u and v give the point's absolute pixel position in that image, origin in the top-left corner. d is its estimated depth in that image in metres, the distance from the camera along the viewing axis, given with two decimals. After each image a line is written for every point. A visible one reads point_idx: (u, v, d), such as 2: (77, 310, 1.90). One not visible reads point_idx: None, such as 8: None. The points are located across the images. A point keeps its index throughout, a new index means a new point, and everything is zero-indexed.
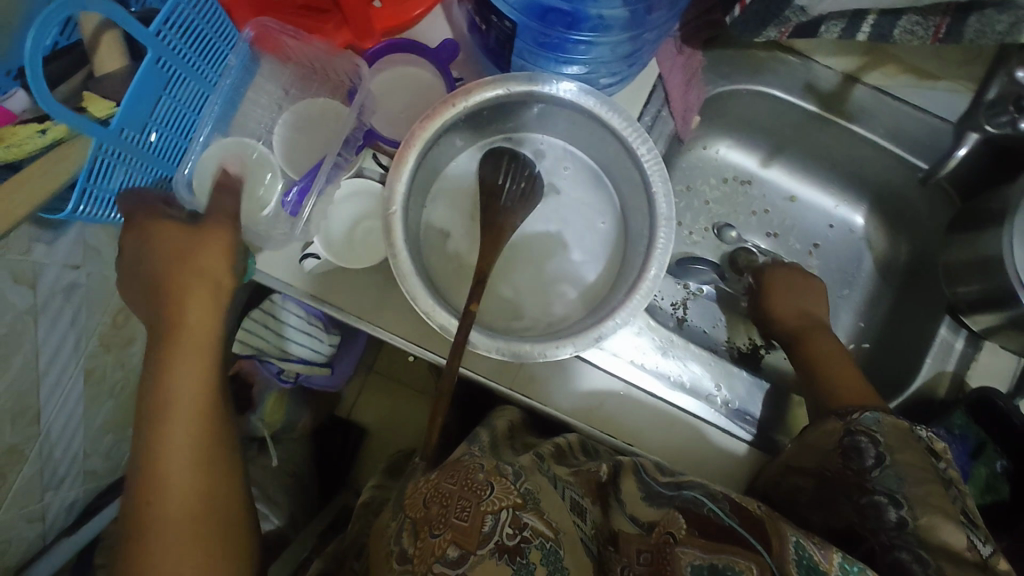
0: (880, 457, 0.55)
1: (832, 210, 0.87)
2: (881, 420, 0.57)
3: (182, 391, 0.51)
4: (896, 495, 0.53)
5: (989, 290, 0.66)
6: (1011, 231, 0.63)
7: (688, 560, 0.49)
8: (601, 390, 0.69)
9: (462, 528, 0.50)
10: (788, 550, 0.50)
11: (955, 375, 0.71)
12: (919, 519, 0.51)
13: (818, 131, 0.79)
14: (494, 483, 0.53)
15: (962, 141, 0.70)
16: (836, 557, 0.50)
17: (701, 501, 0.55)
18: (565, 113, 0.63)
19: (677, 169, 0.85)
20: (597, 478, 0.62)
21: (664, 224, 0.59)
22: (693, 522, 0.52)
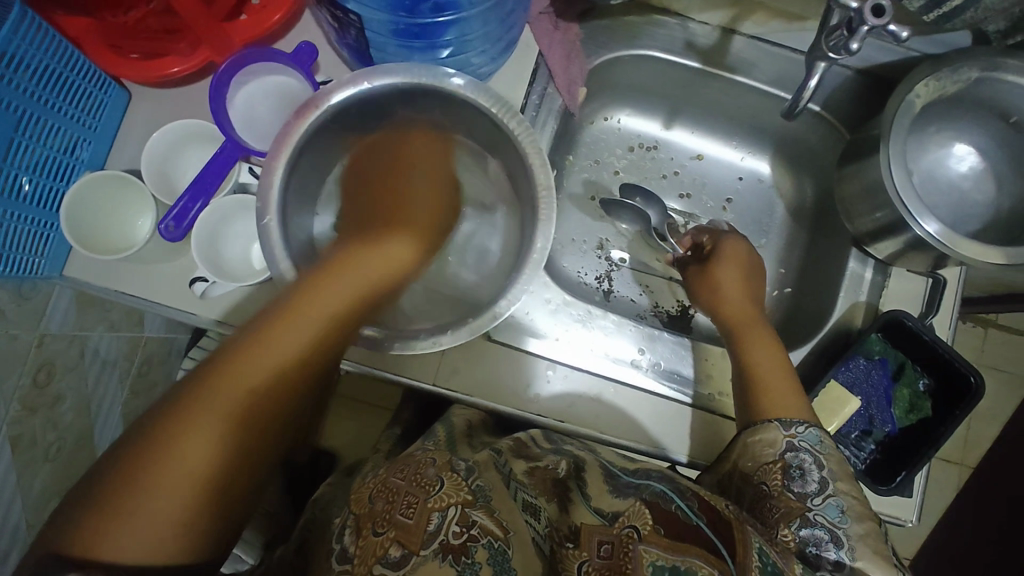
0: (823, 482, 0.55)
1: (739, 162, 0.88)
2: (823, 440, 0.57)
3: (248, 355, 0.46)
4: (836, 531, 0.53)
5: (885, 217, 0.67)
6: (889, 150, 0.64)
7: (649, 560, 0.43)
8: (530, 371, 0.68)
9: (406, 527, 0.46)
10: (750, 556, 0.46)
11: (869, 304, 0.72)
12: (856, 560, 0.51)
13: (707, 86, 0.80)
14: (443, 480, 0.49)
15: (813, 72, 0.57)
16: (796, 566, 0.49)
17: (669, 498, 0.50)
18: (436, 100, 0.62)
19: (579, 145, 0.86)
20: (554, 475, 0.56)
21: (545, 197, 0.59)
22: (661, 519, 0.47)
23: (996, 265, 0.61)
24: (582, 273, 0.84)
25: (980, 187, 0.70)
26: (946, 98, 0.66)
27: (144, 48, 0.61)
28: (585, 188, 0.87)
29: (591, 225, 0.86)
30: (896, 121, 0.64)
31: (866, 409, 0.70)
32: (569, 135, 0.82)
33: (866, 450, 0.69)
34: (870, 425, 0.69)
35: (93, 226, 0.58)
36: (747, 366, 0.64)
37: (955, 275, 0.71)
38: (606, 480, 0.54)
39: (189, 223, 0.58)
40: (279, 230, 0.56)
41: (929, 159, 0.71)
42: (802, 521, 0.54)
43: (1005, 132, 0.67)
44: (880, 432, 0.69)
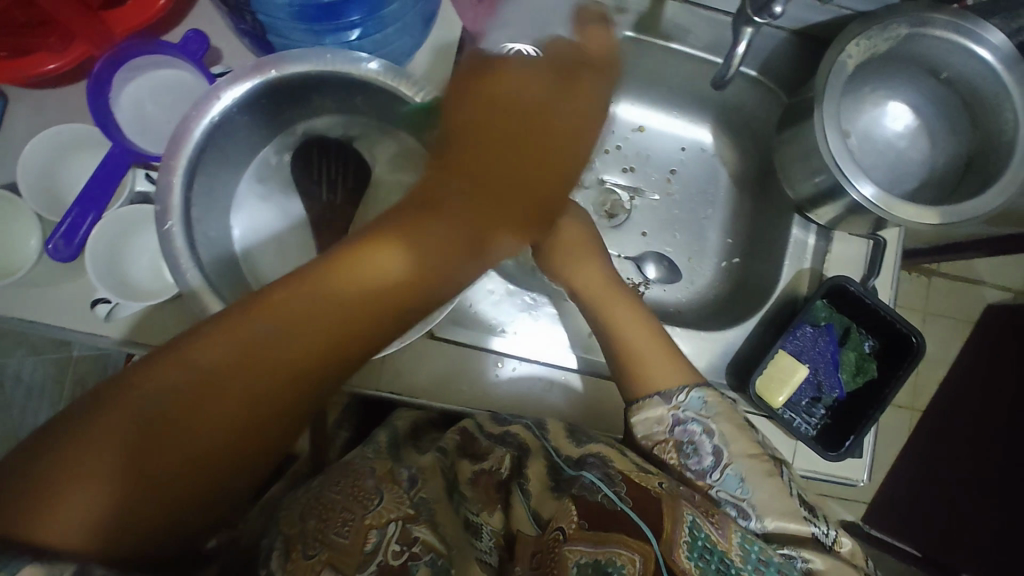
0: (717, 451, 0.53)
1: (681, 132, 0.86)
2: (705, 402, 0.55)
3: (300, 301, 0.40)
4: (742, 503, 0.51)
5: (822, 182, 0.66)
6: (823, 114, 0.63)
7: (574, 557, 0.45)
8: (477, 365, 0.65)
9: (340, 547, 0.45)
10: (679, 530, 0.47)
11: (813, 271, 0.72)
12: (767, 528, 0.50)
13: (643, 55, 0.77)
14: (382, 492, 0.49)
15: (739, 39, 0.54)
16: (734, 536, 0.48)
17: (596, 486, 0.50)
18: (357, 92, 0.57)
19: None
20: (498, 478, 0.55)
21: None
22: (587, 513, 0.48)
23: (929, 225, 0.61)
24: None
25: (915, 145, 0.70)
26: (879, 56, 0.64)
27: (7, 45, 0.53)
28: None
29: None
30: (828, 84, 0.62)
31: (813, 376, 0.69)
32: None
33: (817, 416, 0.69)
34: (819, 392, 0.69)
35: None
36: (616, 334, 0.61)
37: (895, 236, 0.71)
38: (552, 470, 0.54)
39: (81, 240, 0.53)
40: (184, 238, 0.50)
41: (866, 119, 0.70)
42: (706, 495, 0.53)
43: (937, 88, 0.66)
44: (829, 398, 0.69)
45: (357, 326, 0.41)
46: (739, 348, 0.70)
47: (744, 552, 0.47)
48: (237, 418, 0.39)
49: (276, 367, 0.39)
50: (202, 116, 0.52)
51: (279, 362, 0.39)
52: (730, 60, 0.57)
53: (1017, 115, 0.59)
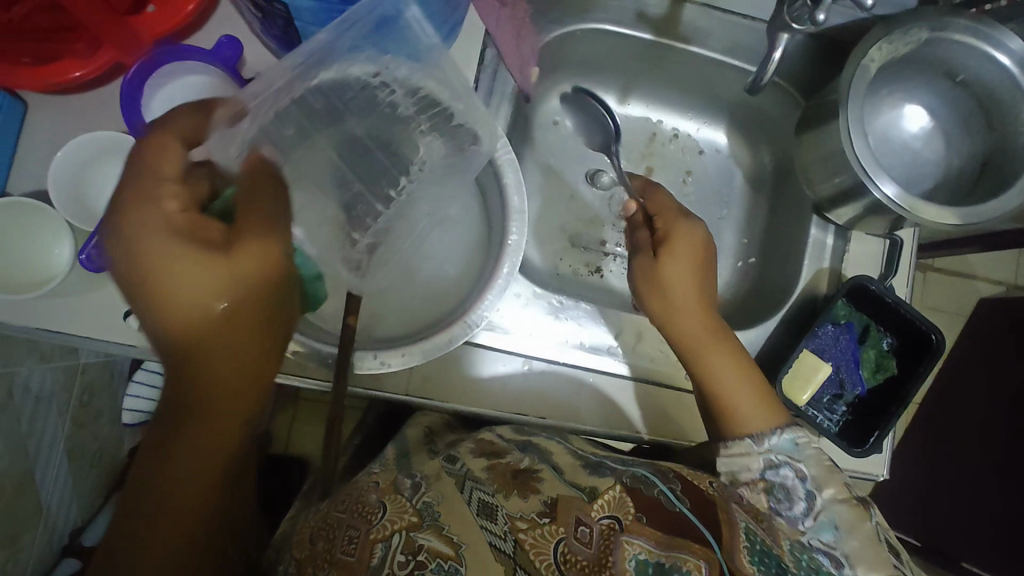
0: (810, 497, 0.55)
1: (696, 134, 0.87)
2: (798, 445, 0.57)
3: (202, 337, 0.42)
4: (834, 550, 0.52)
5: (844, 183, 0.67)
6: (845, 116, 0.64)
7: (632, 550, 0.42)
8: (504, 367, 0.66)
9: (347, 566, 0.42)
10: (738, 536, 0.46)
11: (832, 270, 0.73)
12: (858, 569, 0.51)
13: (661, 57, 0.78)
14: (387, 503, 0.45)
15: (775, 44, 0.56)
16: (787, 545, 0.49)
17: (650, 482, 0.48)
18: None
19: (535, 127, 0.83)
20: (516, 467, 0.48)
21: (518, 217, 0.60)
22: (644, 508, 0.45)
23: (951, 225, 0.62)
24: (554, 261, 0.82)
25: (930, 147, 0.71)
26: (898, 59, 0.66)
27: (34, 51, 0.52)
28: (543, 172, 0.84)
29: (553, 209, 0.83)
30: (852, 87, 0.63)
31: (835, 374, 0.70)
32: (523, 118, 0.79)
33: (838, 412, 0.70)
34: (841, 389, 0.71)
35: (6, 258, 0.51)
36: (705, 369, 0.61)
37: (910, 236, 0.73)
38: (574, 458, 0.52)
39: None
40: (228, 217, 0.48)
41: (883, 122, 0.71)
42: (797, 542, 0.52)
43: (952, 91, 0.68)
44: (851, 395, 0.70)
45: (230, 336, 0.43)
46: (762, 349, 0.71)
47: (795, 558, 0.48)
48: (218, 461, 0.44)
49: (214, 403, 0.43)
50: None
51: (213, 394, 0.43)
52: (763, 66, 0.58)
53: None
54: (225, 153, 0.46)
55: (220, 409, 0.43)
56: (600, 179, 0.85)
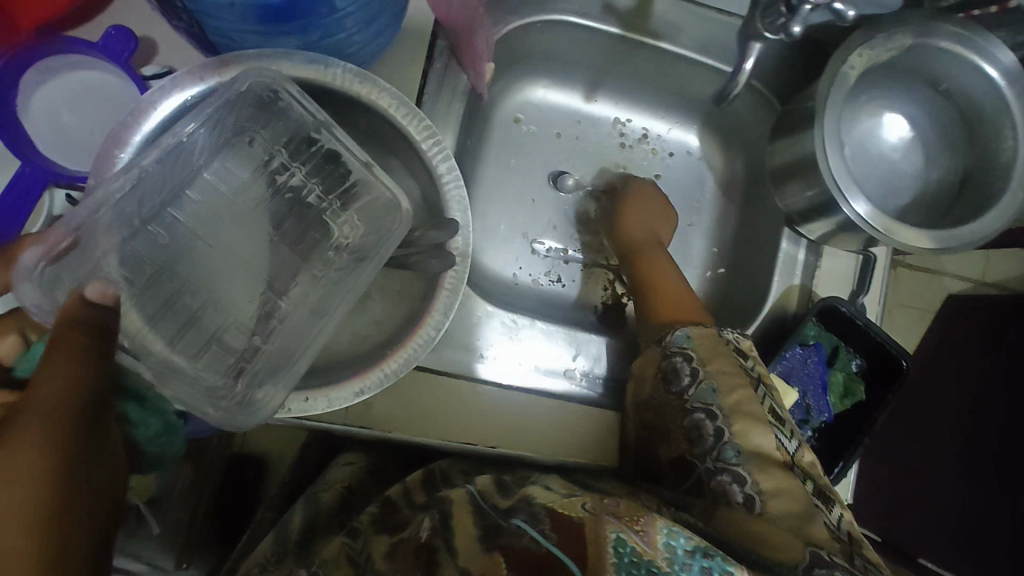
0: (695, 372, 0.55)
1: (666, 134, 0.81)
2: (688, 338, 0.57)
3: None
4: (710, 407, 0.53)
5: (819, 198, 0.63)
6: (823, 129, 0.59)
7: None
8: (448, 391, 0.61)
9: None
10: (606, 554, 0.40)
11: (803, 287, 0.70)
12: (732, 428, 0.51)
13: (630, 53, 0.72)
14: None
15: (748, 53, 0.55)
16: (660, 538, 0.41)
17: (524, 528, 0.42)
18: (363, 113, 0.51)
19: (494, 124, 0.77)
20: (416, 544, 0.46)
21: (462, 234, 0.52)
22: (520, 566, 0.40)
23: (924, 249, 0.58)
24: (514, 270, 0.76)
25: (909, 158, 0.67)
26: (880, 66, 0.61)
27: None
28: (504, 175, 0.78)
29: (512, 213, 0.78)
30: (830, 97, 0.58)
31: (802, 399, 0.67)
32: (480, 115, 0.72)
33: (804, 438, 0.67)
34: (808, 415, 0.67)
35: None
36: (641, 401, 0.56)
37: (884, 252, 0.69)
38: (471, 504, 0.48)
39: None
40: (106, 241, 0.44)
41: (862, 130, 0.67)
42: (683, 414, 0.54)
43: (934, 100, 0.64)
44: (817, 421, 0.67)
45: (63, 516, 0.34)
46: None
47: (671, 554, 0.40)
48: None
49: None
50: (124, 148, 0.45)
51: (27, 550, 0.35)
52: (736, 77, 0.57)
53: (1017, 133, 0.57)
54: (34, 296, 0.39)
55: None
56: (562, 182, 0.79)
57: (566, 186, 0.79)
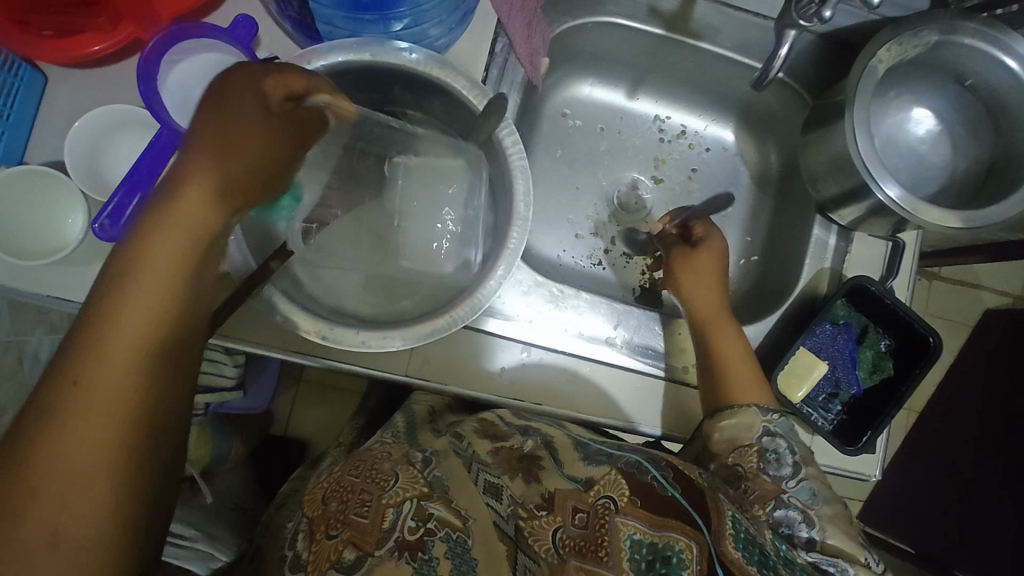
0: (796, 465, 0.58)
1: (703, 131, 0.87)
2: (793, 430, 0.61)
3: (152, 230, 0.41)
4: (807, 512, 0.55)
5: (849, 185, 0.68)
6: (853, 119, 0.64)
7: (626, 530, 0.42)
8: (501, 351, 0.66)
9: (360, 526, 0.46)
10: (724, 522, 0.46)
11: (834, 270, 0.74)
12: (827, 539, 0.53)
13: (672, 53, 0.78)
14: (399, 473, 0.50)
15: (783, 40, 0.61)
16: (767, 538, 0.48)
17: (644, 469, 0.49)
18: (434, 92, 0.58)
19: (543, 117, 0.83)
20: (520, 453, 0.52)
21: (520, 221, 0.57)
22: (637, 491, 0.45)
23: (953, 229, 0.62)
24: (558, 252, 0.82)
25: (937, 150, 0.71)
26: (908, 62, 0.66)
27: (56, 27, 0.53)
28: (551, 165, 0.84)
29: (557, 199, 0.84)
30: (859, 88, 0.63)
31: (832, 372, 0.71)
32: (532, 107, 0.79)
33: (833, 411, 0.71)
34: (837, 388, 0.71)
35: (33, 217, 0.54)
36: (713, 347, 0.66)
37: (912, 238, 0.73)
38: (576, 447, 0.54)
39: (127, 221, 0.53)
40: None
41: (890, 123, 0.71)
42: (777, 502, 0.56)
43: (961, 95, 0.68)
44: (846, 393, 0.71)
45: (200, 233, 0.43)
46: (760, 345, 0.72)
47: (774, 549, 0.47)
48: (79, 464, 0.34)
49: (101, 390, 0.36)
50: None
51: (189, 368, 0.42)
52: (768, 68, 0.61)
53: None
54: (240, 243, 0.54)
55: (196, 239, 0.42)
56: (606, 173, 0.86)
57: (611, 181, 0.86)
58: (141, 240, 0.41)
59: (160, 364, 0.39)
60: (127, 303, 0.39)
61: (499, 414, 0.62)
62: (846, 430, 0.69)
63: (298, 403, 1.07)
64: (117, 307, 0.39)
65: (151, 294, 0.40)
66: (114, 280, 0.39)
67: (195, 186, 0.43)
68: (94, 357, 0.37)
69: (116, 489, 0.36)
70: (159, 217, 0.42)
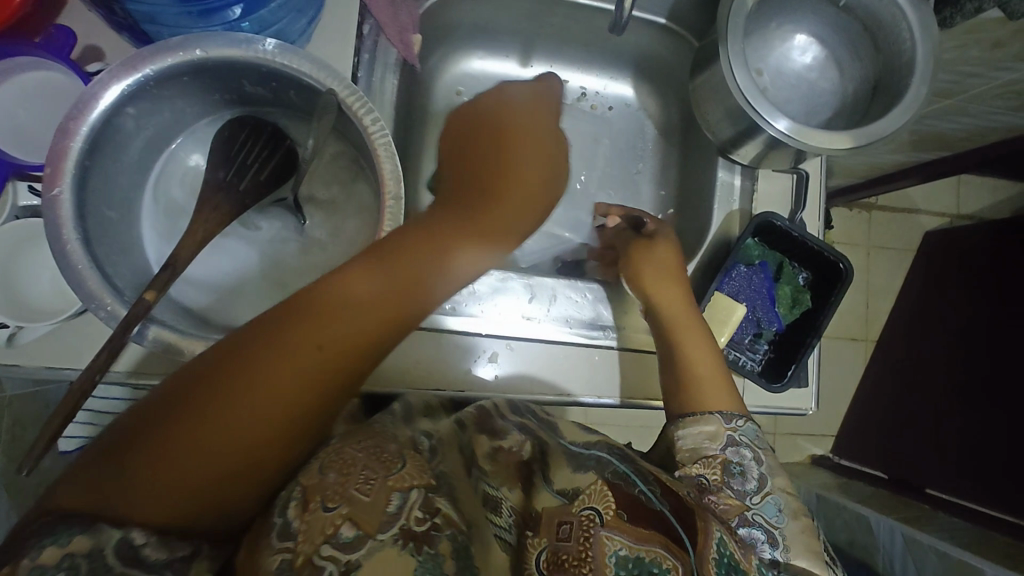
0: (762, 479, 0.54)
1: (604, 90, 0.86)
2: (758, 435, 0.57)
3: (326, 303, 0.41)
4: (773, 532, 0.50)
5: (740, 122, 0.67)
6: (729, 53, 0.62)
7: (613, 546, 0.38)
8: (411, 342, 0.63)
9: (362, 504, 0.37)
10: (711, 545, 0.41)
11: (743, 211, 0.73)
12: (793, 557, 0.49)
13: (553, 13, 0.76)
14: (406, 459, 0.42)
15: None
16: (754, 559, 0.44)
17: (631, 479, 0.44)
18: (278, 85, 0.54)
19: (437, 96, 0.81)
20: (519, 458, 0.47)
21: (392, 204, 0.51)
22: (623, 503, 0.41)
23: (844, 150, 0.61)
24: None
25: (825, 76, 0.71)
26: None
27: None
28: None
29: None
30: (731, 21, 0.62)
31: (752, 313, 0.70)
32: (421, 87, 0.76)
33: (760, 351, 0.70)
34: (760, 327, 0.70)
35: None
36: None
37: (816, 166, 0.72)
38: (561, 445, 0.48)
39: None
40: (73, 205, 0.46)
41: (776, 55, 0.71)
42: (741, 515, 0.50)
43: (837, 17, 0.68)
44: (769, 332, 0.70)
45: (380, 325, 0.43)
46: None
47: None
48: (154, 492, 0.33)
49: (280, 375, 0.38)
50: (64, 182, 0.46)
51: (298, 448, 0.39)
52: (622, 8, 0.65)
53: (913, 34, 0.61)
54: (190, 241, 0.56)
55: (352, 341, 0.41)
56: None
57: None
58: (340, 286, 0.43)
59: (315, 388, 0.40)
60: (346, 321, 0.41)
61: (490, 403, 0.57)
62: (773, 368, 0.69)
63: None
64: (300, 327, 0.40)
65: (334, 337, 0.40)
66: (293, 312, 0.41)
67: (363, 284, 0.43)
68: (274, 358, 0.38)
69: (183, 511, 0.34)
70: (340, 281, 0.43)
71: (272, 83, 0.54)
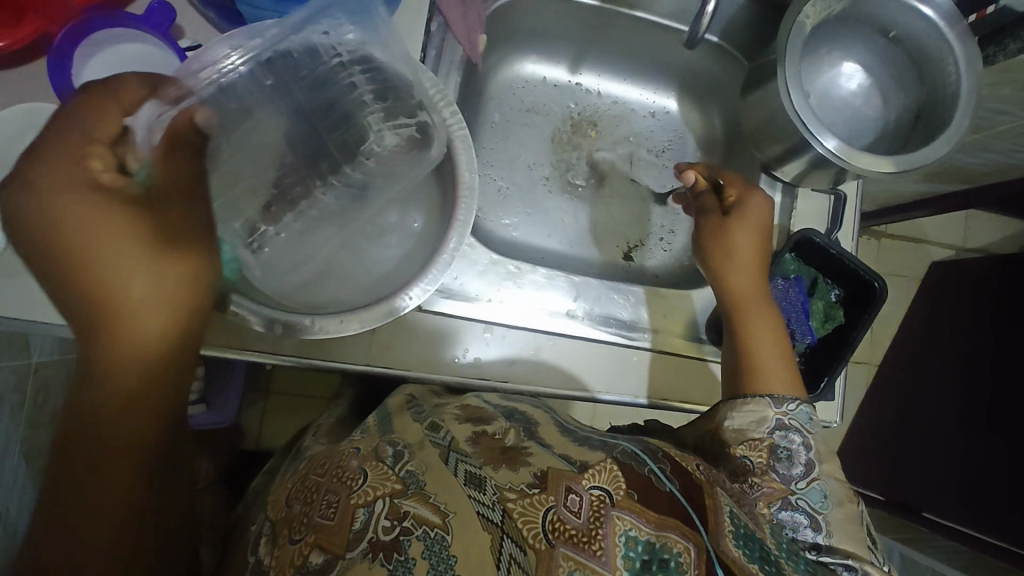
0: (810, 463, 0.55)
1: (648, 100, 0.88)
2: (811, 421, 0.57)
3: (113, 344, 0.40)
4: (815, 515, 0.53)
5: (788, 140, 0.69)
6: (785, 73, 0.65)
7: (623, 526, 0.39)
8: (457, 330, 0.66)
9: (327, 528, 0.41)
10: (722, 518, 0.44)
11: (781, 227, 0.75)
12: (834, 540, 0.52)
13: (608, 23, 0.79)
14: (368, 470, 0.44)
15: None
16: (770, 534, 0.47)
17: (641, 460, 0.46)
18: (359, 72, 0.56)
19: (489, 95, 0.83)
20: (501, 444, 0.46)
21: (467, 195, 0.58)
22: (634, 483, 0.42)
23: (886, 173, 0.64)
24: (517, 233, 0.81)
25: (869, 102, 0.74)
26: (832, 15, 0.68)
27: None
28: (500, 144, 0.84)
29: (509, 178, 0.83)
30: (788, 43, 0.65)
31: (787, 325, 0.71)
32: (477, 85, 0.79)
33: None
34: (793, 340, 0.71)
35: None
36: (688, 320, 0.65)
37: (853, 188, 0.75)
38: (560, 431, 0.51)
39: None
40: None
41: (823, 79, 0.74)
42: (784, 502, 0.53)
43: (885, 47, 0.71)
44: (802, 344, 0.72)
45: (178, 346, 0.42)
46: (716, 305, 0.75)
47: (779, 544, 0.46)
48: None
49: (138, 426, 0.40)
50: None
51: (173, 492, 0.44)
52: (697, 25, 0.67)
53: (959, 68, 0.64)
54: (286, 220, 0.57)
55: (170, 369, 0.41)
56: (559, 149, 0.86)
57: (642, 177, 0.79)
58: (107, 349, 0.39)
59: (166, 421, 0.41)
60: (143, 359, 0.40)
61: (483, 398, 0.57)
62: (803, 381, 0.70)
63: (266, 416, 1.05)
64: (120, 376, 0.40)
65: (152, 375, 0.40)
66: (102, 361, 0.40)
67: (146, 306, 0.40)
68: (124, 419, 0.40)
69: None
70: (111, 322, 0.40)
71: (356, 73, 0.56)
